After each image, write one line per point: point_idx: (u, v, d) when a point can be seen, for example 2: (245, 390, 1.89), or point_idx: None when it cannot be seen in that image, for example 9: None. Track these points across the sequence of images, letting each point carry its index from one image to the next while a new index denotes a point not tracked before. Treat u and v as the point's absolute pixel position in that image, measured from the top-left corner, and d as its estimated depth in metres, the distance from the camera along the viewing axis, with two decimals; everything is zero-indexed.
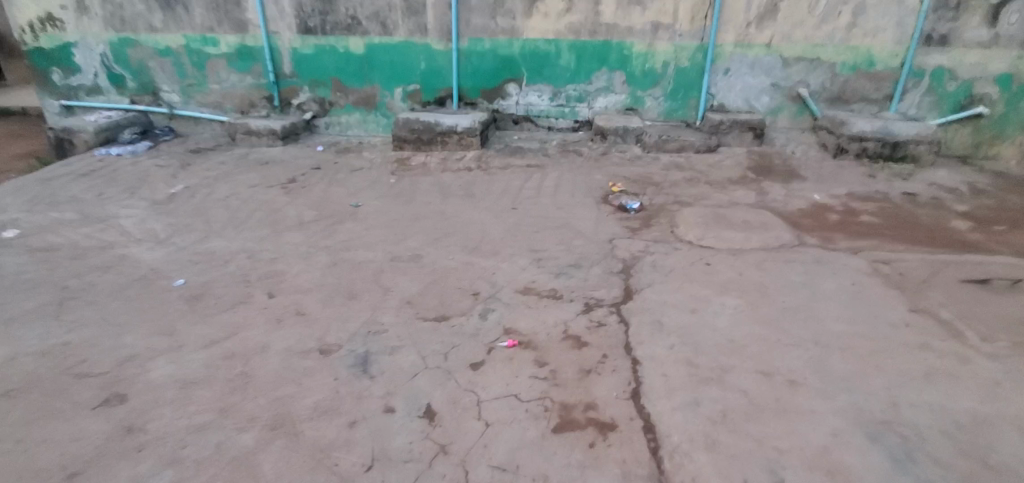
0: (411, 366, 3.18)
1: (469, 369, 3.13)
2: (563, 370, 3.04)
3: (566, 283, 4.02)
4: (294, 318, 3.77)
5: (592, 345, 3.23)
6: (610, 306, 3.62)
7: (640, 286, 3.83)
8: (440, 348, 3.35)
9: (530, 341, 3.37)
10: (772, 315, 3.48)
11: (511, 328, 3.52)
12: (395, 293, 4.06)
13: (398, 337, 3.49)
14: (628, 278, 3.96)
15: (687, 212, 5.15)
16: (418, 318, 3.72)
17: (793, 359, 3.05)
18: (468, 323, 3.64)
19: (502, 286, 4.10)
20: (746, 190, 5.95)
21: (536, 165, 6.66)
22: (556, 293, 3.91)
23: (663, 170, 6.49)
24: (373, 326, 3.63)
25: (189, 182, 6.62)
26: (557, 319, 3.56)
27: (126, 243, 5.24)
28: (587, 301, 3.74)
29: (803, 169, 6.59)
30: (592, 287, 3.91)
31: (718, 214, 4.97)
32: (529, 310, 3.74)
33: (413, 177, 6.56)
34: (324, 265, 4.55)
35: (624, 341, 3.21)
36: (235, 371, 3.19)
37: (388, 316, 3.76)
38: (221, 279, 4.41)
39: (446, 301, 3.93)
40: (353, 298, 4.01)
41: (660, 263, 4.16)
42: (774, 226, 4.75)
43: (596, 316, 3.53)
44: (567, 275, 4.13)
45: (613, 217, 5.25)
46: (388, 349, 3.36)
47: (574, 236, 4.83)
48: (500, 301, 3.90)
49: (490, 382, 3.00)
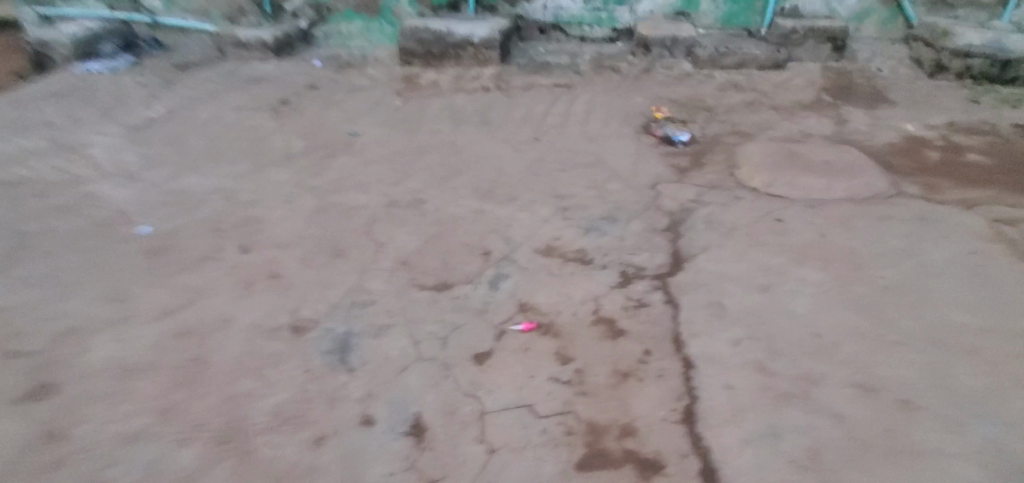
0: (399, 356, 2.53)
1: (473, 362, 2.46)
2: (593, 370, 2.35)
3: (598, 243, 3.22)
4: (266, 282, 3.13)
5: (631, 336, 2.50)
6: (653, 278, 2.85)
7: (692, 251, 3.01)
8: (437, 330, 2.68)
9: (551, 324, 2.65)
10: (868, 296, 2.67)
11: (528, 304, 2.82)
12: (388, 251, 3.34)
13: (388, 313, 2.83)
14: (677, 239, 3.13)
15: (750, 147, 4.16)
16: (413, 286, 3.03)
17: (902, 366, 2.30)
18: (474, 295, 2.93)
19: (518, 243, 3.33)
20: (820, 118, 4.86)
21: (564, 85, 5.62)
22: (586, 256, 3.13)
23: (718, 92, 5.38)
24: (359, 296, 2.96)
25: (170, 103, 5.85)
26: (586, 294, 2.82)
27: (94, 177, 4.60)
28: (625, 270, 2.96)
29: (893, 90, 5.36)
30: (631, 250, 3.11)
31: (790, 152, 3.99)
32: (551, 279, 2.99)
33: (420, 99, 5.62)
34: (310, 211, 3.84)
35: (673, 332, 2.47)
36: (186, 356, 2.62)
37: (378, 282, 3.07)
38: (190, 227, 3.77)
39: (450, 263, 3.20)
40: (337, 256, 3.32)
41: (718, 219, 3.30)
42: (863, 169, 3.77)
43: (636, 292, 2.76)
44: (599, 231, 3.33)
45: (657, 152, 4.31)
46: (374, 330, 2.71)
47: (609, 177, 3.95)
48: (515, 264, 3.15)
49: (499, 384, 2.34)
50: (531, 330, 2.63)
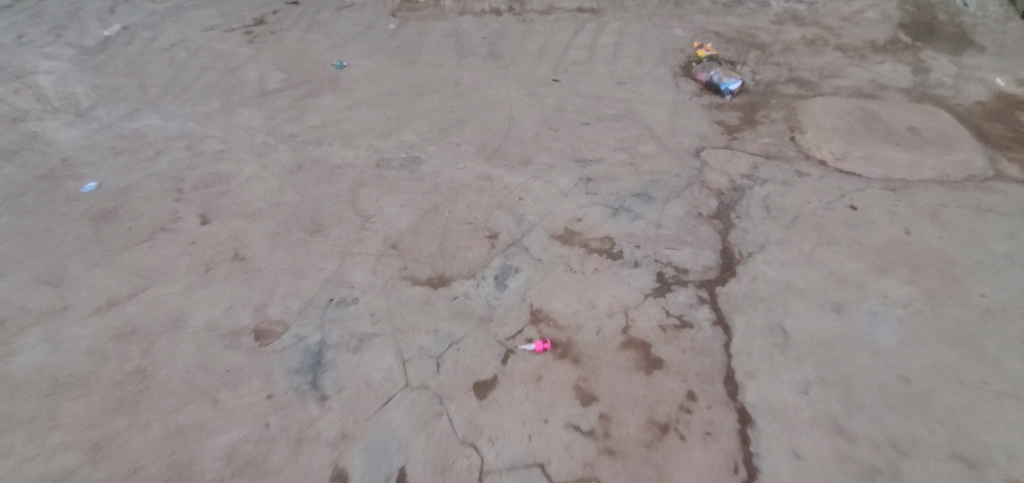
0: (382, 382, 2.07)
1: (473, 396, 2.00)
2: (621, 417, 1.88)
3: (629, 230, 2.63)
4: (228, 267, 2.62)
5: (670, 370, 2.00)
6: (697, 286, 2.29)
7: (746, 250, 2.43)
8: (429, 346, 2.20)
9: (569, 344, 2.15)
10: (967, 323, 2.13)
11: (543, 313, 2.31)
12: (375, 230, 2.78)
13: (371, 317, 2.33)
14: (727, 231, 2.54)
15: (816, 101, 3.41)
16: (403, 279, 2.50)
17: (1014, 430, 1.81)
18: (476, 296, 2.41)
19: (532, 222, 2.74)
20: (896, 64, 4.05)
21: (591, 10, 4.72)
22: (613, 248, 2.56)
23: (773, 25, 4.50)
24: (337, 292, 2.45)
25: (128, 20, 5.01)
26: (613, 304, 2.29)
27: (40, 113, 3.95)
28: (661, 271, 2.40)
29: (979, 33, 4.41)
30: (669, 243, 2.52)
31: (867, 112, 3.26)
32: (569, 277, 2.45)
33: (419, 22, 4.76)
34: (283, 169, 3.22)
35: (723, 368, 1.97)
36: (128, 367, 2.18)
37: (361, 273, 2.54)
38: (144, 185, 3.19)
39: (448, 249, 2.65)
40: (314, 235, 2.77)
41: (777, 203, 2.68)
42: (955, 140, 3.07)
43: (675, 305, 2.23)
44: (630, 213, 2.72)
45: (702, 103, 3.58)
46: (352, 343, 2.22)
47: (642, 137, 3.26)
48: (526, 253, 2.59)
49: (503, 429, 1.89)
50: (546, 352, 2.13)
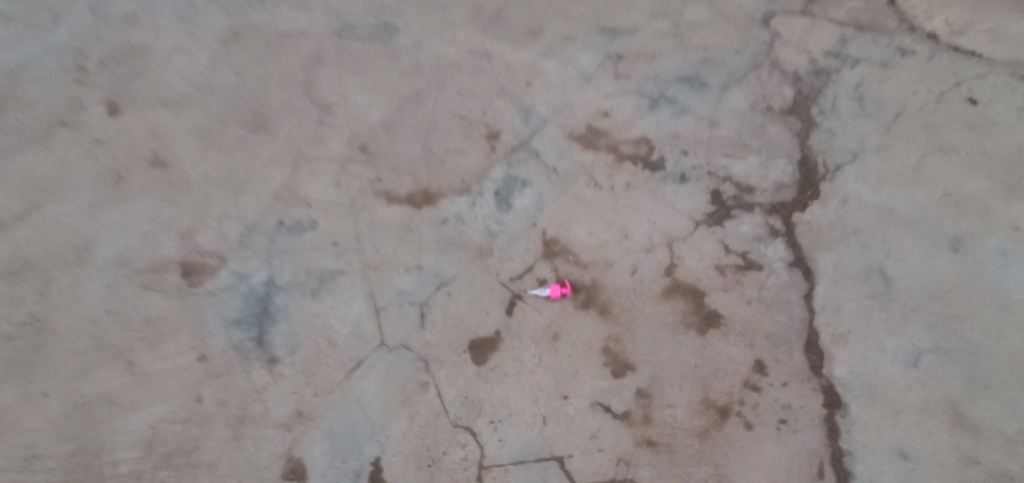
0: (349, 340, 1.59)
1: (468, 360, 1.55)
2: (664, 395, 1.48)
3: (673, 129, 1.97)
4: (145, 176, 2.01)
5: (732, 329, 1.52)
6: (767, 211, 1.71)
7: (835, 161, 1.83)
8: (410, 289, 1.67)
9: (595, 290, 1.64)
10: None
11: (559, 245, 1.75)
12: (337, 126, 2.10)
13: (333, 250, 1.76)
14: (807, 132, 1.90)
15: None
16: (375, 196, 1.90)
17: None
18: (473, 219, 1.84)
19: (544, 117, 2.06)
20: None
21: None
22: (652, 155, 1.92)
23: None
24: (289, 213, 1.87)
25: None
26: (653, 233, 1.72)
27: None
28: (718, 188, 1.80)
29: None
30: (727, 150, 1.89)
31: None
32: (594, 195, 1.85)
33: None
34: (201, 27, 2.29)
35: (803, 331, 1.51)
36: (18, 316, 1.70)
37: (319, 186, 1.93)
38: (10, 48, 2.27)
39: (433, 154, 2.02)
40: (258, 133, 2.11)
41: (876, 92, 1.98)
42: None
43: (737, 238, 1.66)
44: (675, 104, 2.02)
45: None
46: (307, 285, 1.69)
47: None
48: (536, 162, 1.97)
49: (510, 409, 1.49)
50: (563, 301, 1.61)
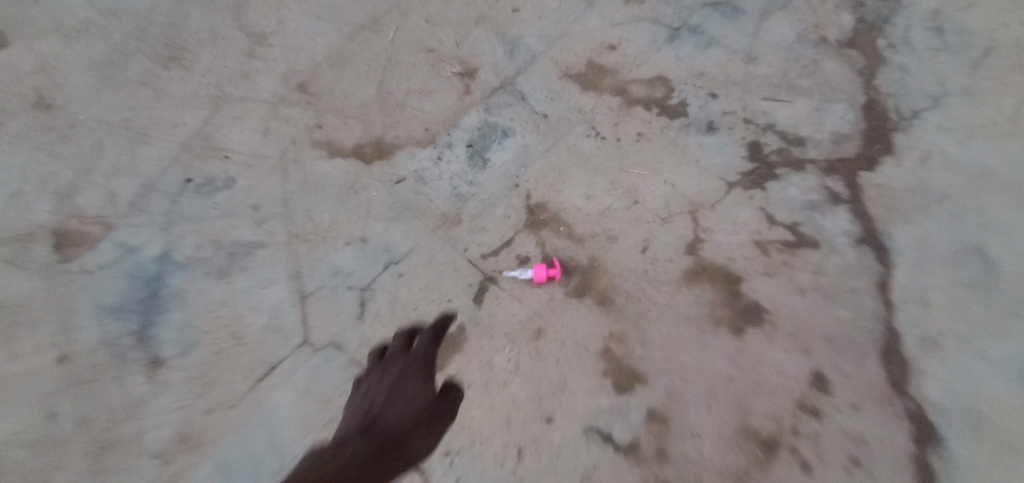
0: (262, 337, 1.19)
1: (421, 366, 1.16)
2: (686, 420, 1.07)
3: (698, 65, 1.53)
4: (23, 120, 1.57)
5: (780, 329, 1.12)
6: (823, 171, 1.29)
7: (913, 106, 1.39)
8: (348, 269, 1.26)
9: (593, 273, 1.23)
10: None
11: (548, 213, 1.33)
12: (271, 61, 1.66)
13: (251, 217, 1.35)
14: (872, 70, 1.46)
15: None
16: (313, 146, 1.47)
17: None
18: (436, 179, 1.42)
19: (534, 52, 1.62)
20: None
21: None
22: (671, 98, 1.49)
23: None
24: (200, 169, 1.45)
25: None
26: (671, 199, 1.31)
27: None
28: (757, 140, 1.37)
29: None
30: (769, 92, 1.45)
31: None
32: (595, 149, 1.43)
33: None
34: None
35: (879, 334, 1.10)
36: None
37: (242, 134, 1.51)
38: None
39: (391, 95, 1.58)
40: (170, 68, 1.68)
41: (967, 18, 1.52)
42: None
43: (783, 205, 1.25)
44: (700, 35, 1.58)
45: None
46: (214, 264, 1.29)
47: None
48: (521, 107, 1.54)
49: (473, 435, 1.10)
50: (549, 286, 1.22)
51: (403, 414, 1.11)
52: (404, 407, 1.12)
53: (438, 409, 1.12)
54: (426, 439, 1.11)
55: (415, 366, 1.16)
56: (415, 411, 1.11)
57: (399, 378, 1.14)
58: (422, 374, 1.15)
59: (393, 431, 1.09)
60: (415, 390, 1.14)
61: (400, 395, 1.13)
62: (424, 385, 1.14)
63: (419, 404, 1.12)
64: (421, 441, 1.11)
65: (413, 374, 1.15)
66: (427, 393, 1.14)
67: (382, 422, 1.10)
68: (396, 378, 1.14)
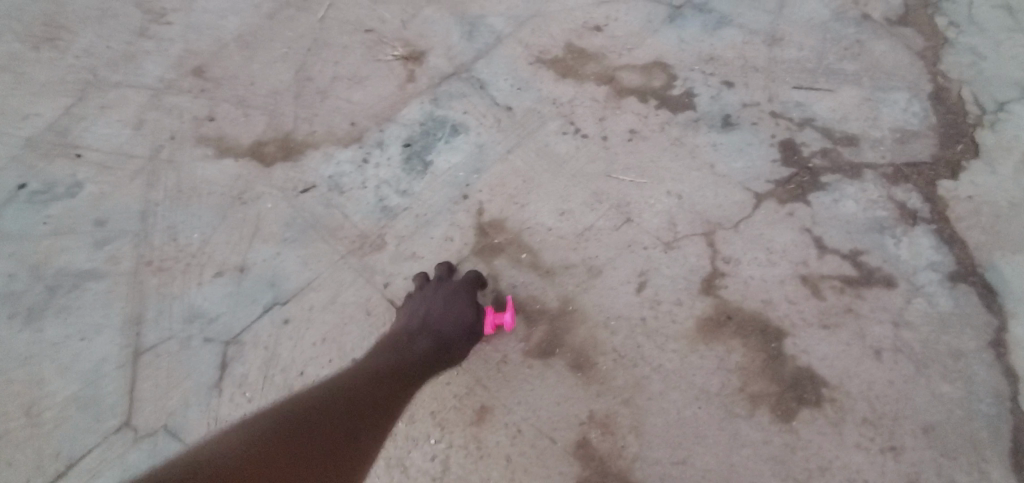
0: (63, 415, 0.84)
1: None
2: None
3: (709, 47, 1.17)
4: None
5: (837, 412, 0.75)
6: (889, 179, 0.93)
7: (996, 97, 1.04)
8: (211, 312, 0.91)
9: (566, 322, 0.85)
10: None
11: (504, 236, 0.95)
12: (165, 41, 1.29)
13: (92, 235, 0.99)
14: (935, 53, 1.11)
15: None
16: (197, 143, 1.11)
17: None
18: (358, 186, 1.04)
19: (498, 33, 1.24)
20: None
21: None
22: (673, 88, 1.12)
23: None
24: (41, 171, 1.09)
25: None
26: (676, 216, 0.94)
27: None
28: (792, 140, 1.01)
29: None
30: (802, 80, 1.10)
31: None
32: (573, 150, 1.06)
33: None
34: None
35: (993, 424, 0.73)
36: None
37: (107, 128, 1.14)
38: None
39: (309, 81, 1.21)
40: (37, 49, 1.30)
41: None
42: None
43: (835, 226, 0.89)
44: (708, 13, 1.21)
45: None
46: (21, 302, 0.94)
47: None
48: (479, 98, 1.15)
49: None
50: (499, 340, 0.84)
51: (454, 318, 0.78)
52: (451, 310, 0.79)
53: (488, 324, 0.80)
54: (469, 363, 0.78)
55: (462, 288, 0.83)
56: (467, 314, 0.78)
57: (448, 286, 0.83)
58: (468, 281, 0.83)
59: (447, 332, 0.77)
60: (462, 294, 0.81)
61: (451, 299, 0.80)
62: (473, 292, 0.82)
63: (472, 308, 0.80)
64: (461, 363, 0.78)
65: (463, 282, 0.83)
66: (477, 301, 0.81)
67: (427, 327, 0.77)
68: (442, 287, 0.83)
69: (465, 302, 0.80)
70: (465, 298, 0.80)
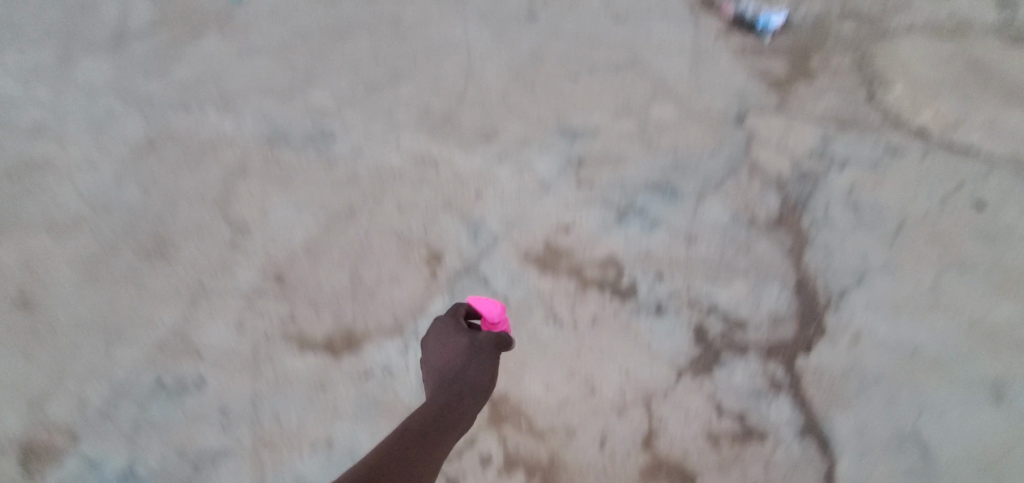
0: None
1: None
2: None
3: (645, 248, 1.70)
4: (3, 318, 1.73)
5: None
6: (764, 356, 1.52)
7: (837, 285, 1.59)
8: (314, 477, 1.54)
9: (555, 472, 1.47)
10: None
11: (517, 404, 1.53)
12: (248, 252, 1.80)
13: (220, 420, 1.58)
14: (799, 250, 1.65)
15: (919, 45, 2.21)
16: (284, 340, 1.66)
17: None
18: (403, 372, 1.62)
19: (495, 234, 1.79)
20: None
21: None
22: (622, 281, 1.65)
23: None
24: (174, 369, 1.64)
25: None
26: (625, 388, 1.53)
27: None
28: (702, 324, 1.57)
29: None
30: (709, 274, 1.63)
31: (971, 36, 2.23)
32: (553, 335, 1.59)
33: None
34: (110, 136, 2.24)
35: None
36: None
37: (216, 330, 1.67)
38: None
39: (362, 280, 1.74)
40: (152, 262, 1.79)
41: (865, 214, 1.73)
42: None
43: (731, 394, 1.49)
44: (645, 218, 1.78)
45: (748, 46, 2.23)
46: (174, 473, 1.55)
47: (656, 94, 2.15)
48: (484, 290, 1.70)
49: None
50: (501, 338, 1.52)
51: (454, 351, 1.47)
52: (449, 348, 1.48)
53: (480, 338, 1.48)
54: (486, 357, 1.48)
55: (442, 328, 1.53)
56: (455, 343, 1.48)
57: (436, 337, 1.52)
58: (442, 328, 1.52)
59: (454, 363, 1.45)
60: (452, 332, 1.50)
61: (444, 343, 1.50)
62: (450, 331, 1.51)
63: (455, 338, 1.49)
64: (491, 368, 1.48)
65: (439, 328, 1.53)
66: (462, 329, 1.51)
67: (447, 369, 1.46)
68: (434, 339, 1.52)
69: (451, 338, 1.50)
70: (446, 337, 1.50)
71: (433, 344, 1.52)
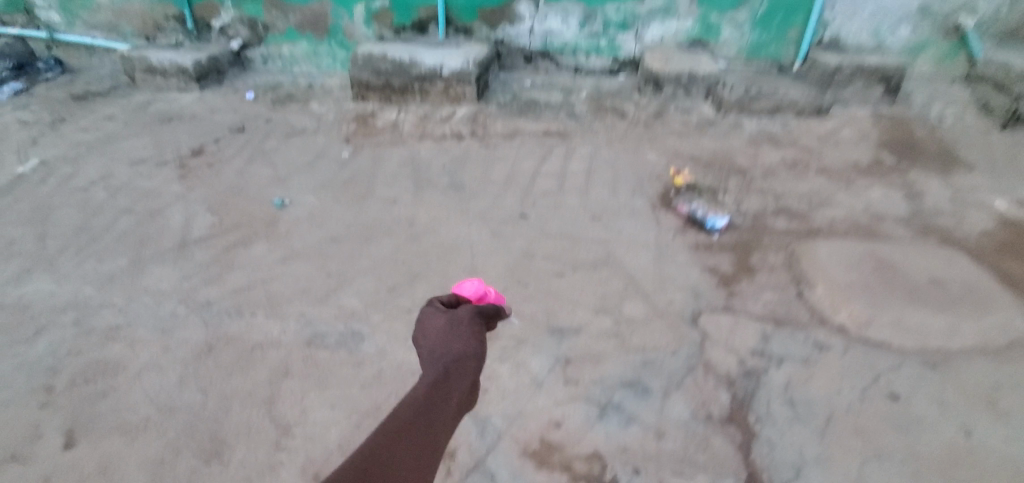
0: None
1: None
2: None
3: (623, 441, 2.08)
4: None
5: None
6: None
7: (781, 477, 1.96)
8: None
9: None
10: None
11: None
12: (293, 450, 2.17)
13: None
14: (747, 445, 2.05)
15: (825, 259, 2.87)
16: None
17: None
18: None
19: (499, 430, 2.14)
20: (885, 189, 3.58)
21: (559, 132, 4.25)
22: (605, 474, 1.99)
23: (750, 147, 4.03)
24: None
25: (49, 153, 4.25)
26: None
27: None
28: None
29: (963, 149, 4.03)
30: (677, 467, 1.99)
31: (861, 256, 2.89)
32: None
33: (375, 147, 4.13)
34: (178, 340, 2.64)
35: None
36: None
37: None
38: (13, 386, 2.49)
39: None
40: (210, 463, 2.15)
41: (798, 408, 2.16)
42: (988, 294, 2.69)
43: None
44: (622, 414, 2.17)
45: (692, 265, 2.88)
46: None
47: (625, 298, 2.68)
48: None
49: None
50: (485, 307, 1.95)
51: (441, 335, 1.72)
52: (438, 333, 1.73)
53: (457, 316, 1.79)
54: (470, 336, 1.72)
55: (430, 321, 1.81)
56: (441, 329, 1.75)
57: (427, 329, 1.78)
58: (431, 321, 1.80)
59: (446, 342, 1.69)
60: (434, 317, 1.81)
61: (434, 330, 1.76)
62: (437, 323, 1.78)
63: (441, 325, 1.76)
64: (474, 337, 1.74)
65: (429, 323, 1.80)
66: (441, 312, 1.83)
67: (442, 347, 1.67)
68: (427, 332, 1.77)
69: (438, 326, 1.77)
70: (435, 328, 1.77)
71: (425, 335, 1.77)
